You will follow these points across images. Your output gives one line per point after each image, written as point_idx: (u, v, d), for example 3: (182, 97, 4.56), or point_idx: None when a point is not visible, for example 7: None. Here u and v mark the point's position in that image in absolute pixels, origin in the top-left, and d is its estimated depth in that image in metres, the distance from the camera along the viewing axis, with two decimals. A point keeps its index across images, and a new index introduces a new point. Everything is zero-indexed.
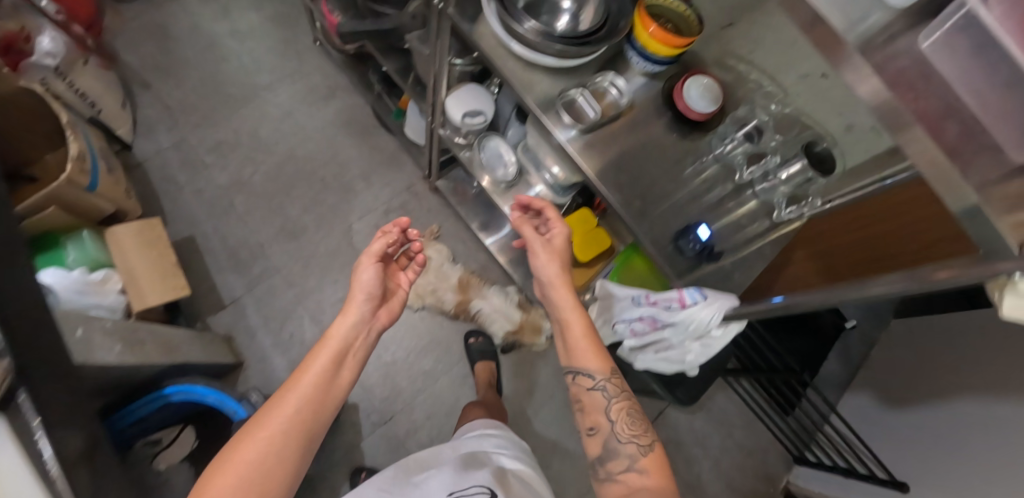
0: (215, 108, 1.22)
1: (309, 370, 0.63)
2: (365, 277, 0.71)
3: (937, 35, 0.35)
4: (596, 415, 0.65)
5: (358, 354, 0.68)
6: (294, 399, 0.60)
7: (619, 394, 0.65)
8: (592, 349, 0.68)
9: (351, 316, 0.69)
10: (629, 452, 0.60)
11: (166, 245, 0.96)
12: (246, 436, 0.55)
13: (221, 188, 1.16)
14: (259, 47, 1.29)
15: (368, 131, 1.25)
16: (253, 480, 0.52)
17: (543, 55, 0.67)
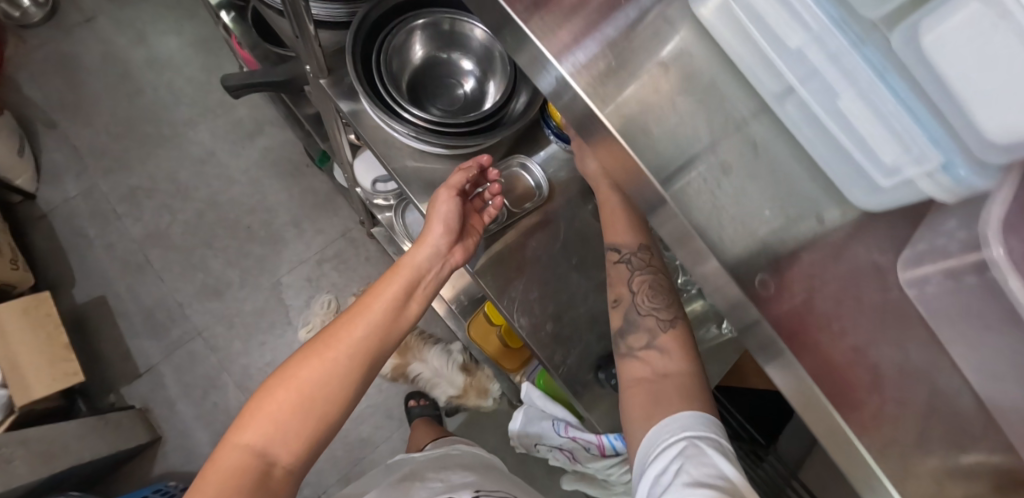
0: (129, 149, 1.10)
1: (380, 297, 0.49)
2: (444, 205, 0.52)
3: (923, 269, 0.24)
4: (617, 286, 0.51)
5: (433, 289, 0.53)
6: (361, 332, 0.46)
7: (643, 271, 0.51)
8: (618, 215, 0.52)
9: (428, 245, 0.52)
10: (648, 325, 0.48)
11: (55, 327, 0.87)
12: (307, 352, 0.45)
13: (136, 241, 1.05)
14: (179, 77, 1.15)
15: (300, 171, 1.12)
16: (313, 402, 0.43)
17: (432, 145, 0.55)
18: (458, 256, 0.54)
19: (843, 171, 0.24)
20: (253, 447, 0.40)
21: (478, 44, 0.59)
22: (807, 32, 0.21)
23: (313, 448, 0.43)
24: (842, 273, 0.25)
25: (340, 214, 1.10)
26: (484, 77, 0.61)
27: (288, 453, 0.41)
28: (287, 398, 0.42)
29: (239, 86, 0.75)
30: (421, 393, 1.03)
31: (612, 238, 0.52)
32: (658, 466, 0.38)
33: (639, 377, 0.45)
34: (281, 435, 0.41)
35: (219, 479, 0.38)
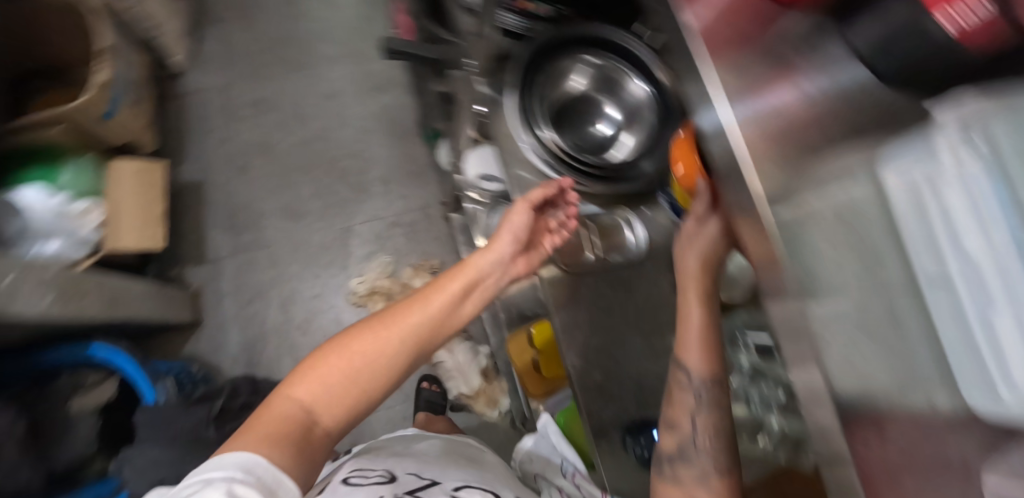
0: (271, 65, 1.19)
1: (438, 292, 0.55)
2: (516, 219, 0.58)
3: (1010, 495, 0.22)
4: (679, 412, 0.51)
5: (484, 296, 0.58)
6: (415, 318, 0.52)
7: (709, 410, 0.50)
8: (709, 348, 0.50)
9: (492, 253, 0.58)
10: (700, 463, 0.50)
11: (158, 193, 0.96)
12: (363, 328, 0.50)
13: (246, 145, 1.14)
14: (334, 17, 1.24)
15: (407, 137, 1.17)
16: (361, 370, 0.47)
17: (555, 172, 0.59)
18: (513, 269, 0.60)
19: (968, 371, 0.21)
20: (301, 402, 0.44)
21: (632, 98, 0.62)
22: (984, 244, 0.18)
23: (352, 420, 0.47)
24: (923, 451, 0.25)
25: (425, 189, 1.15)
26: (623, 128, 0.63)
27: (330, 416, 0.45)
28: (339, 364, 0.47)
29: (395, 52, 0.82)
30: (435, 378, 1.05)
31: (691, 365, 0.50)
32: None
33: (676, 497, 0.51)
34: (329, 397, 0.45)
35: (271, 422, 0.42)
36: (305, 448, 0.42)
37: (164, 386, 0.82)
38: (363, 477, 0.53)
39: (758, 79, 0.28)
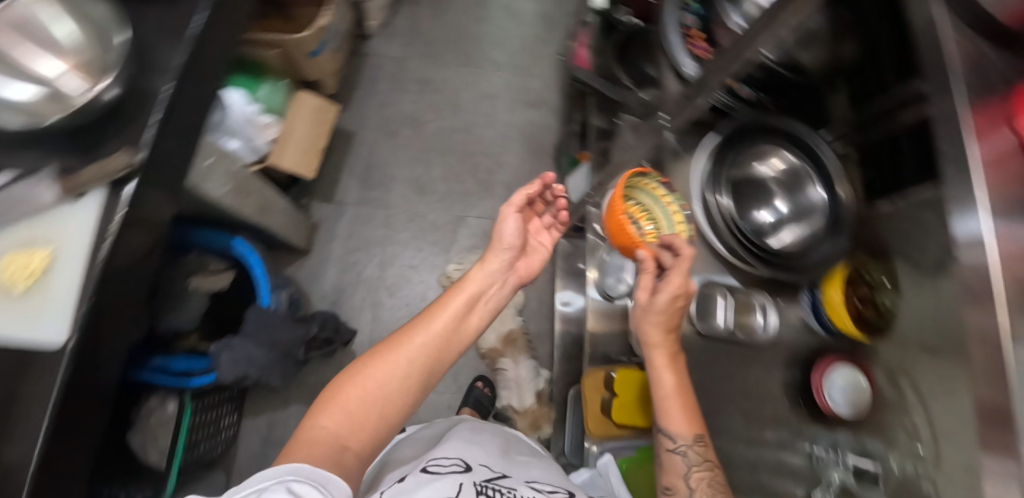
0: (443, 53, 1.24)
1: (441, 308, 0.61)
2: (504, 225, 0.65)
3: None
4: (673, 477, 0.58)
5: (488, 305, 0.66)
6: (423, 331, 0.59)
7: (700, 464, 0.58)
8: (686, 412, 0.60)
9: (487, 266, 0.65)
10: None
11: (325, 129, 1.03)
12: (374, 356, 0.56)
13: (398, 115, 1.20)
14: (514, 26, 1.29)
15: (542, 154, 1.21)
16: (378, 397, 0.53)
17: (718, 237, 0.64)
18: (510, 273, 0.68)
19: None
20: (330, 430, 0.50)
21: (807, 201, 0.65)
22: None
23: (379, 436, 0.53)
24: None
25: None
26: (787, 223, 0.67)
27: (359, 441, 0.51)
28: (357, 390, 0.53)
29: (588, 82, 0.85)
30: (490, 381, 1.07)
31: (675, 432, 0.59)
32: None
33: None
34: (356, 423, 0.51)
35: (310, 449, 0.48)
36: (342, 468, 0.47)
37: (277, 297, 0.87)
38: (440, 467, 0.61)
39: (1019, 217, 0.32)
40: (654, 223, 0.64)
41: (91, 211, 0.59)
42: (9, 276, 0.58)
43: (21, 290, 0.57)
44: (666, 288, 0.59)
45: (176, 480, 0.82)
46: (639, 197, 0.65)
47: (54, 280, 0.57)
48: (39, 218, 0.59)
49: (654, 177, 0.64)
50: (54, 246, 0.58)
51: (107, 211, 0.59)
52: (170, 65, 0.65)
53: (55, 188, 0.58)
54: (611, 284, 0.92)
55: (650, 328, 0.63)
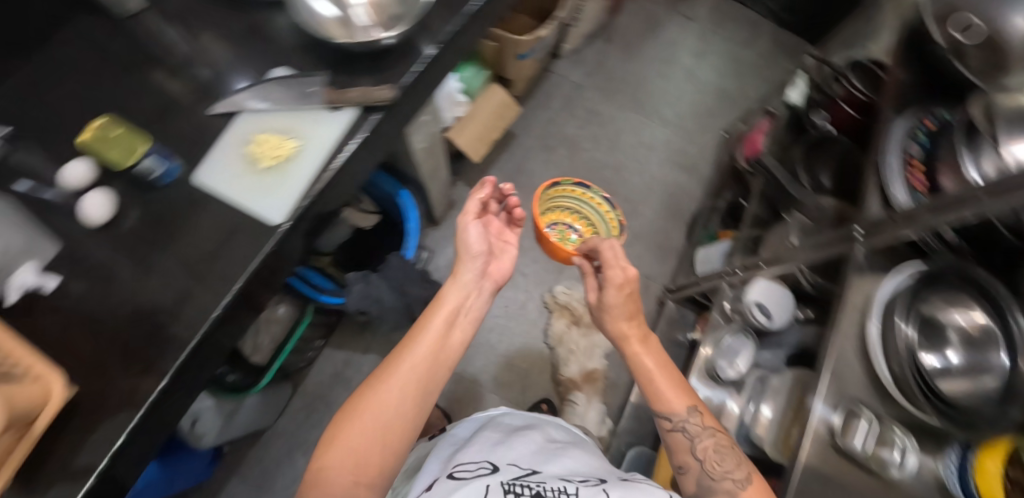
0: (620, 94, 1.31)
1: (424, 327, 0.63)
2: (469, 231, 0.72)
3: None
4: (682, 455, 0.64)
5: (470, 318, 0.68)
6: (414, 346, 0.61)
7: (707, 433, 0.63)
8: (665, 390, 0.66)
9: (457, 280, 0.69)
10: (723, 488, 0.58)
11: (502, 124, 1.10)
12: (366, 383, 0.57)
13: (561, 134, 1.26)
14: (690, 93, 1.32)
15: (678, 217, 1.23)
16: (378, 424, 0.54)
17: (887, 363, 0.64)
18: (484, 281, 0.72)
19: None
20: (335, 464, 0.51)
21: (986, 360, 0.62)
22: None
23: (388, 466, 0.53)
24: None
25: (660, 268, 1.20)
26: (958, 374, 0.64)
27: (367, 472, 0.51)
28: (354, 422, 0.53)
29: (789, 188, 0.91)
30: (555, 408, 1.07)
31: (668, 410, 0.65)
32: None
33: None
34: (362, 457, 0.52)
35: (323, 489, 0.49)
36: None
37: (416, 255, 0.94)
38: (466, 471, 0.62)
39: None
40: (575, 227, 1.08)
41: (338, 124, 0.64)
42: (259, 154, 0.63)
43: (264, 168, 0.63)
44: (615, 292, 0.73)
45: (272, 375, 0.91)
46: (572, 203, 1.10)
47: (294, 170, 0.63)
48: (297, 114, 0.65)
49: (585, 188, 1.07)
50: (302, 143, 0.64)
51: (352, 127, 0.65)
52: (441, 31, 0.70)
53: (321, 95, 0.64)
54: (722, 366, 0.88)
55: (617, 326, 0.72)
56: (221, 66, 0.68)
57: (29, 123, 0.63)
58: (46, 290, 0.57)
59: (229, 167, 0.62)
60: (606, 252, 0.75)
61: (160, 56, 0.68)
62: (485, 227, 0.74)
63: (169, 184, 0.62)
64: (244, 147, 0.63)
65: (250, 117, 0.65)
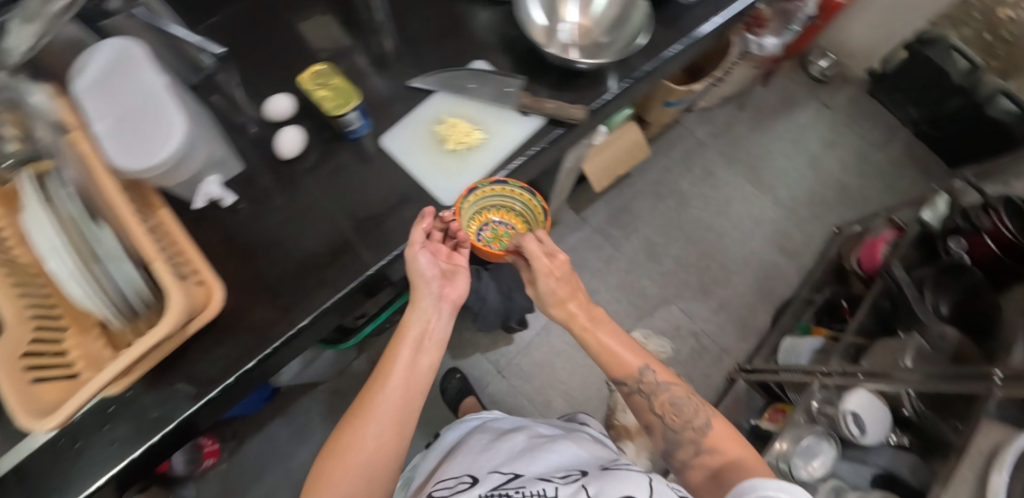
0: (739, 163, 1.32)
1: (392, 363, 0.57)
2: (417, 262, 0.58)
3: None
4: (645, 413, 0.64)
5: (435, 343, 0.60)
6: (388, 382, 0.56)
7: (663, 387, 0.63)
8: (620, 356, 0.64)
9: (417, 306, 0.60)
10: (687, 438, 0.60)
11: (630, 162, 1.12)
12: (344, 425, 0.54)
13: (671, 187, 1.29)
14: (809, 180, 1.31)
15: (768, 299, 1.21)
16: (361, 471, 0.52)
17: None
18: (446, 304, 0.62)
19: None
20: None
21: None
22: None
23: None
24: None
25: (737, 343, 1.19)
26: None
27: None
28: (338, 472, 0.51)
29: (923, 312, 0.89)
30: None
31: (618, 379, 0.64)
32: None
33: (700, 477, 0.58)
34: None
35: None
36: None
37: None
38: (447, 488, 0.62)
39: None
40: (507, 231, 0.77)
41: (524, 128, 0.66)
42: (446, 135, 0.65)
43: (447, 148, 0.65)
44: (562, 277, 0.64)
45: (362, 334, 0.92)
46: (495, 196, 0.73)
47: (474, 159, 0.65)
48: (488, 108, 0.67)
49: (509, 185, 0.68)
50: (487, 136, 0.66)
51: (537, 135, 0.66)
52: (637, 69, 0.70)
53: (518, 98, 0.66)
54: (798, 463, 0.83)
55: (558, 308, 0.65)
56: (424, 48, 0.73)
57: (253, 59, 0.71)
58: (223, 205, 0.64)
59: (414, 138, 0.65)
60: (529, 247, 0.63)
61: (375, 27, 0.74)
62: (439, 248, 0.62)
63: (358, 141, 0.66)
64: (436, 125, 0.65)
65: (445, 98, 0.68)
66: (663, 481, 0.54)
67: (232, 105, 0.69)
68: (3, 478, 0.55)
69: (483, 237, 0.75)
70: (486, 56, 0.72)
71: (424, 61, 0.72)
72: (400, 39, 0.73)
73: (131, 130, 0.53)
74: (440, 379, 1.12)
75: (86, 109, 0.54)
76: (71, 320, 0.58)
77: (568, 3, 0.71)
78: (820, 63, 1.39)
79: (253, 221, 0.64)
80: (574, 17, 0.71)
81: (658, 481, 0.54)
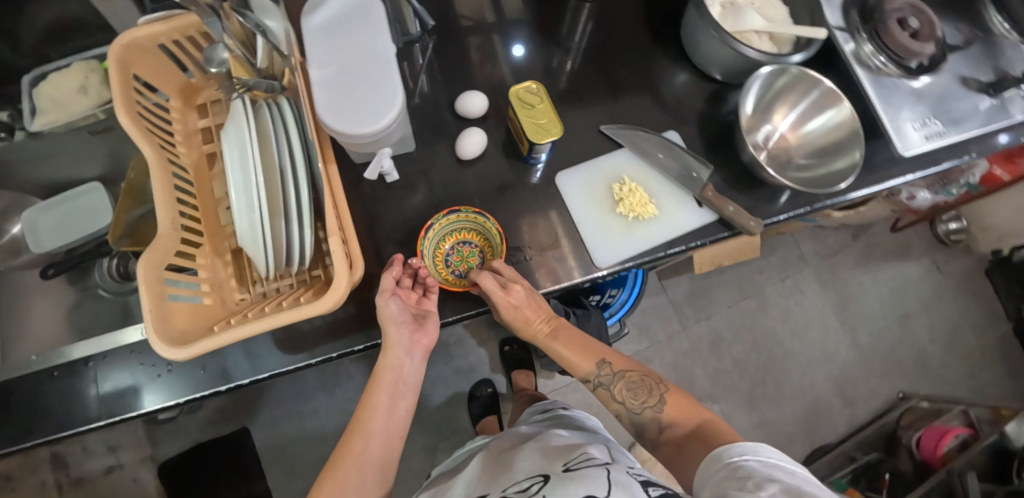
0: (831, 292, 1.28)
1: (372, 412, 0.55)
2: (386, 310, 0.55)
3: (741, 461, 0.43)
4: (612, 404, 0.59)
5: (406, 388, 0.58)
6: (369, 429, 0.54)
7: (619, 376, 0.59)
8: (580, 345, 0.62)
9: (390, 348, 0.56)
10: (648, 418, 0.56)
11: (737, 257, 1.08)
12: (329, 465, 0.53)
13: (755, 290, 1.26)
14: (893, 336, 1.27)
15: (808, 436, 1.19)
16: None
17: None
18: (418, 346, 0.58)
19: None
20: None
21: None
22: None
23: None
24: None
25: None
26: None
27: None
28: None
29: None
30: None
31: (583, 373, 0.61)
32: (654, 490, 0.50)
33: (670, 454, 0.52)
34: None
35: None
36: None
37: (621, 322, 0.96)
38: None
39: None
40: (479, 251, 0.65)
41: (692, 220, 0.64)
42: (619, 197, 0.64)
43: (616, 211, 0.64)
44: (524, 300, 0.57)
45: None
46: (457, 225, 0.64)
47: (638, 231, 0.63)
48: (667, 184, 0.66)
49: (461, 209, 0.62)
50: (658, 213, 0.64)
51: (703, 230, 0.64)
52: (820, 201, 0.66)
53: (702, 187, 0.63)
54: None
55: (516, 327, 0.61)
56: (617, 98, 0.71)
57: (454, 46, 0.71)
58: (387, 180, 0.63)
59: (586, 192, 0.65)
60: (486, 285, 0.55)
61: (578, 56, 0.73)
62: (404, 298, 0.58)
63: (534, 170, 0.66)
64: (610, 186, 0.65)
65: (628, 157, 0.67)
66: (619, 470, 0.52)
67: (420, 84, 0.69)
68: (89, 360, 0.58)
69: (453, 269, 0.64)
70: (675, 129, 0.70)
71: (611, 109, 0.71)
72: (596, 78, 0.72)
73: (345, 88, 0.50)
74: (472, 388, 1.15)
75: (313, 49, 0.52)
76: (208, 238, 0.56)
77: (785, 109, 0.67)
78: (950, 223, 1.33)
79: (406, 206, 0.64)
80: (784, 126, 0.68)
81: (617, 469, 0.53)
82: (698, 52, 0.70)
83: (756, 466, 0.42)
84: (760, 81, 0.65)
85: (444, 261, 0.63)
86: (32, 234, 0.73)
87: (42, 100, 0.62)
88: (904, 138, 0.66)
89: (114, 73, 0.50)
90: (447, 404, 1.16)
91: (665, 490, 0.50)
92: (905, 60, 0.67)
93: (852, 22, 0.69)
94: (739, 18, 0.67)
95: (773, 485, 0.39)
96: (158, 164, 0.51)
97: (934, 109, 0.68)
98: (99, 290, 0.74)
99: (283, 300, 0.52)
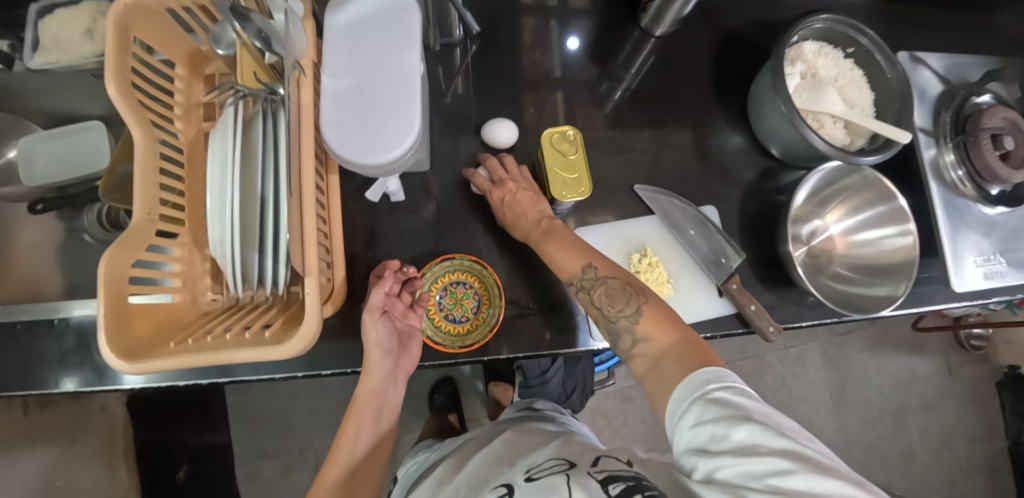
0: (833, 372, 1.24)
1: (354, 432, 0.52)
2: (374, 333, 0.50)
3: (709, 392, 0.37)
4: (588, 309, 0.50)
5: (390, 407, 0.55)
6: (351, 447, 0.52)
7: (601, 281, 0.50)
8: (565, 245, 0.52)
9: (376, 373, 0.51)
10: (625, 328, 0.47)
11: None
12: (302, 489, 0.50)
13: (757, 352, 1.22)
14: (883, 427, 1.23)
15: None
16: None
17: None
18: (400, 364, 0.53)
19: None
20: None
21: None
22: None
23: None
24: None
25: None
26: None
27: None
28: None
29: None
30: None
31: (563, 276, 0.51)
32: (615, 488, 0.39)
33: (644, 370, 0.44)
34: None
35: None
36: None
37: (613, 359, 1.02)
38: None
39: None
40: (474, 293, 0.59)
41: (707, 307, 0.59)
42: (636, 268, 0.59)
43: None
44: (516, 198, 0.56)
45: None
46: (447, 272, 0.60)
47: None
48: (691, 264, 0.61)
49: (454, 258, 0.58)
50: (673, 295, 0.59)
51: (718, 321, 0.59)
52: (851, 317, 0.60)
53: (727, 277, 0.58)
54: None
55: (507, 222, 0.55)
56: (661, 153, 0.64)
57: (496, 58, 0.64)
58: (393, 198, 0.58)
59: (605, 253, 0.61)
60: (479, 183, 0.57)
61: (629, 96, 0.66)
62: (392, 318, 0.52)
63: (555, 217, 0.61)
64: (632, 252, 0.60)
65: (655, 225, 0.62)
66: (583, 472, 0.43)
67: (453, 95, 0.63)
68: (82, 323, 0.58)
69: (449, 312, 0.59)
70: (717, 201, 0.64)
71: (653, 164, 0.64)
72: (644, 125, 0.65)
73: (362, 109, 0.44)
74: (435, 385, 1.15)
75: (331, 55, 0.45)
76: (190, 226, 0.51)
77: (842, 210, 0.62)
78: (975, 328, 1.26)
79: (405, 229, 0.59)
80: (836, 228, 0.62)
81: (580, 474, 0.43)
82: (760, 121, 0.63)
83: (729, 402, 0.36)
84: (821, 174, 0.59)
85: (438, 308, 0.58)
86: (25, 161, 0.69)
87: (46, 36, 0.58)
88: (960, 272, 0.60)
89: (111, 36, 0.44)
90: (420, 397, 1.15)
91: (628, 484, 0.39)
92: (986, 182, 0.60)
93: (941, 125, 0.62)
94: (818, 96, 0.59)
95: (749, 432, 0.34)
96: (145, 144, 0.46)
97: (1002, 244, 0.61)
98: (86, 234, 0.72)
99: (251, 318, 0.48)
